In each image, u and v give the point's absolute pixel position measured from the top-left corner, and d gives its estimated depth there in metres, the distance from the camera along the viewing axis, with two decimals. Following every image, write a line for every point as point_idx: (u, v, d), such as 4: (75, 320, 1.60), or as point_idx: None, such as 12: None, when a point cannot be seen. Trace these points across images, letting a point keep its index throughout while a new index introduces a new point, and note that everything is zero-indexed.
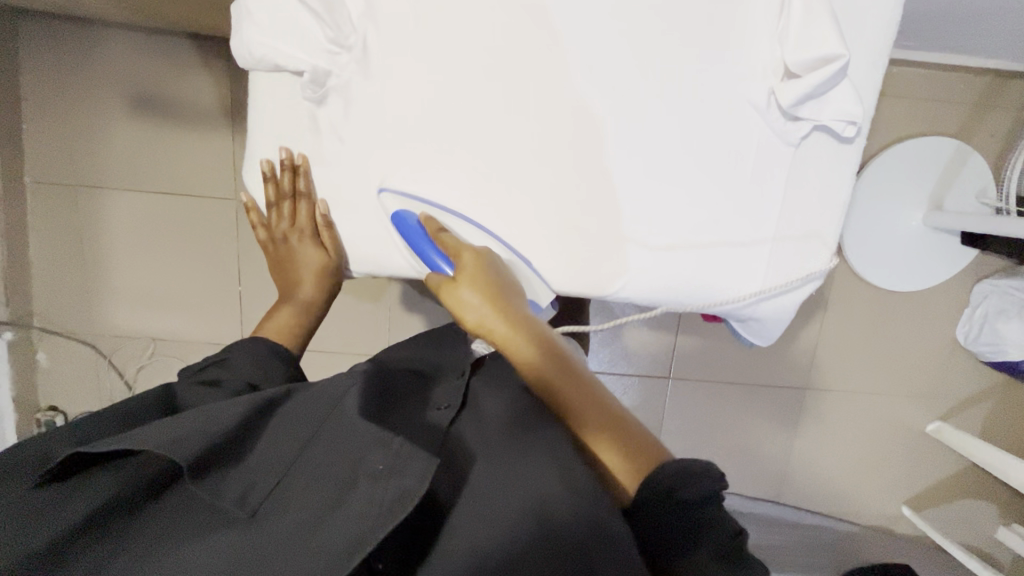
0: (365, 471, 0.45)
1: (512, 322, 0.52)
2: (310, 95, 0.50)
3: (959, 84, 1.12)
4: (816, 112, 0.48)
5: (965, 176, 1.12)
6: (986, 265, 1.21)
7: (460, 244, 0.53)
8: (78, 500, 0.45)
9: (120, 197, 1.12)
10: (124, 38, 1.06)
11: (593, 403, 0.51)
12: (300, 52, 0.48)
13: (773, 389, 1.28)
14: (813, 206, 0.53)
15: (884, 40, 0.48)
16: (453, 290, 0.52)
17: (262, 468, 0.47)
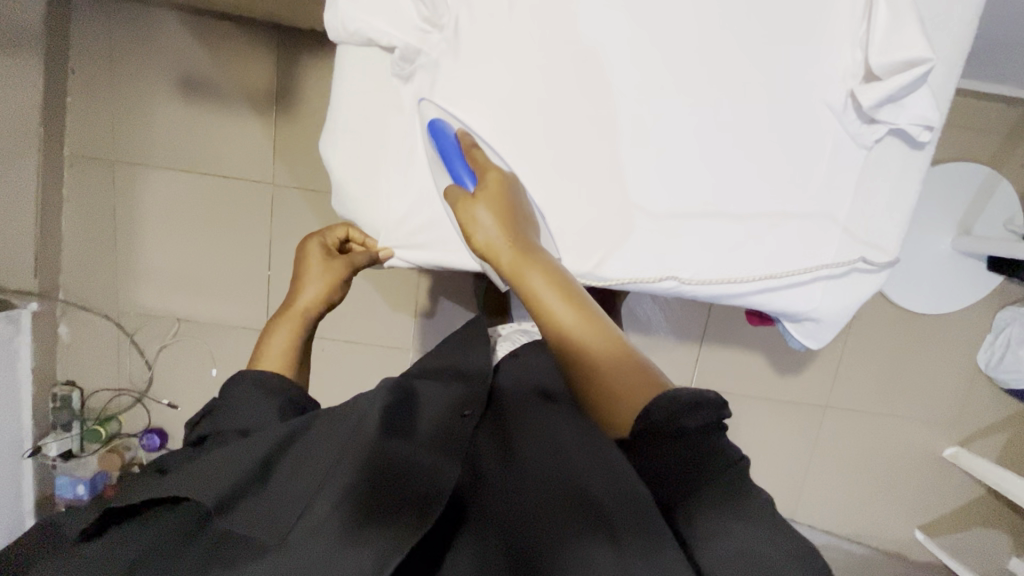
0: (392, 497, 0.43)
1: (524, 247, 0.48)
2: (398, 74, 0.51)
3: (993, 113, 1.14)
4: (893, 115, 0.49)
5: (994, 204, 1.14)
6: (1010, 293, 1.22)
7: (489, 163, 0.50)
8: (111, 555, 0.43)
9: (155, 175, 1.13)
10: (174, 19, 1.08)
11: (604, 327, 0.47)
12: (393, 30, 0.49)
13: (793, 406, 1.27)
14: (880, 207, 0.54)
15: (958, 51, 0.50)
16: (469, 208, 0.48)
17: (287, 498, 0.44)
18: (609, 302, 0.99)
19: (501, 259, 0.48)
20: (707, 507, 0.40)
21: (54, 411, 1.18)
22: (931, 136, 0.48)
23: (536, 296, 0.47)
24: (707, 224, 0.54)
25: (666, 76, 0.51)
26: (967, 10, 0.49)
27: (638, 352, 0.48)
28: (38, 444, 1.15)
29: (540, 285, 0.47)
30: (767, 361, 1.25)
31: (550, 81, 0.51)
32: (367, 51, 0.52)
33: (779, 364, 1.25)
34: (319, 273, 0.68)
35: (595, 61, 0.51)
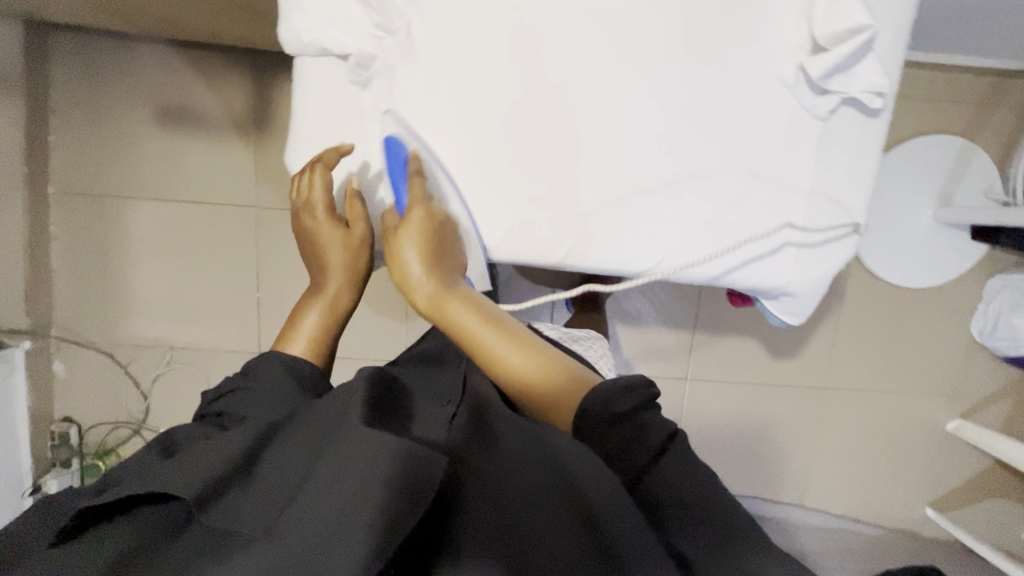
0: (375, 477, 0.39)
1: (446, 284, 0.55)
2: (356, 81, 0.52)
3: (964, 85, 1.14)
4: (843, 85, 0.50)
5: (972, 174, 1.14)
6: (996, 261, 1.22)
7: (422, 199, 0.54)
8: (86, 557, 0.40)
9: (139, 206, 1.14)
10: (149, 51, 1.10)
11: (520, 343, 0.53)
12: (345, 38, 0.50)
13: (791, 390, 1.27)
14: (842, 177, 0.55)
15: (902, 19, 0.51)
16: (399, 247, 0.55)
17: (273, 492, 0.42)
18: (597, 297, 1.00)
19: (423, 297, 0.56)
20: (689, 517, 0.39)
21: (53, 448, 1.18)
22: (882, 102, 0.49)
23: (460, 327, 0.54)
24: (673, 209, 0.55)
25: (618, 65, 0.52)
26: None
27: (560, 359, 0.53)
28: (38, 482, 1.15)
29: (464, 316, 0.54)
30: (760, 345, 1.25)
31: (506, 79, 0.52)
32: (322, 61, 0.52)
33: (774, 348, 1.25)
34: (335, 243, 0.60)
35: (548, 56, 0.52)
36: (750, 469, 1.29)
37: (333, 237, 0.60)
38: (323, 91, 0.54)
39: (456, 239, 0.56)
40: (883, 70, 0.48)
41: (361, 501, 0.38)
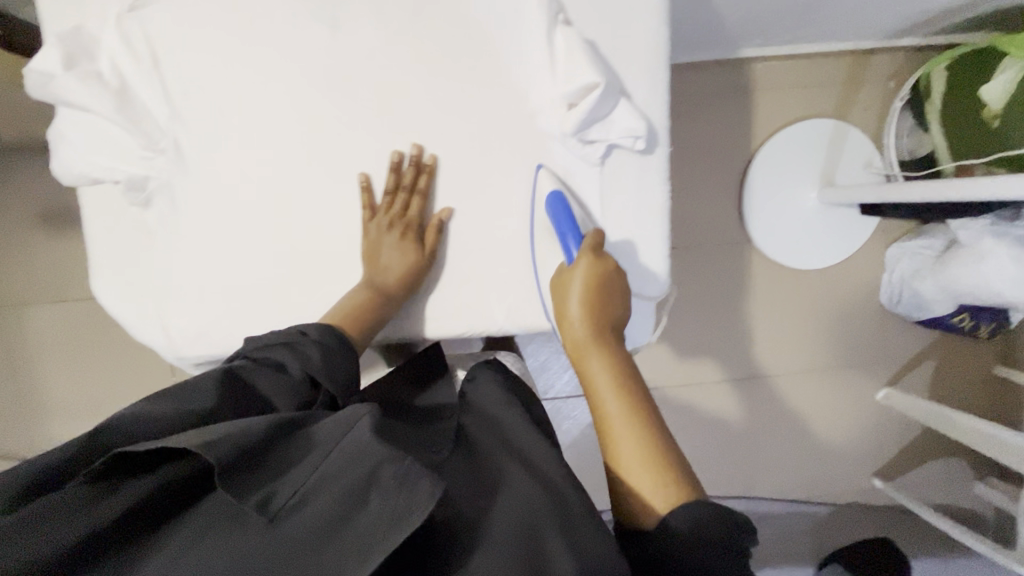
0: (374, 483, 0.41)
1: (598, 335, 0.53)
2: (133, 200, 0.57)
3: (828, 66, 1.18)
4: (603, 132, 0.57)
5: (850, 152, 1.18)
6: (892, 229, 1.25)
7: (596, 250, 0.56)
8: (115, 503, 0.40)
9: (41, 311, 1.14)
10: (27, 160, 1.11)
11: (644, 427, 0.49)
12: (113, 163, 0.56)
13: (721, 385, 1.28)
14: (634, 211, 0.60)
15: (643, 75, 0.58)
16: (565, 280, 0.55)
17: (295, 473, 0.42)
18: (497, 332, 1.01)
19: (573, 334, 0.54)
20: None
21: None
22: (638, 143, 0.56)
23: (589, 377, 0.52)
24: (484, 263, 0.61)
25: (394, 143, 0.58)
26: (639, 43, 0.58)
27: (685, 467, 0.48)
28: None
29: (598, 370, 0.51)
30: (683, 346, 1.26)
31: (302, 173, 0.58)
32: (99, 187, 0.58)
33: (697, 346, 1.26)
34: (402, 266, 0.59)
35: (338, 142, 0.58)
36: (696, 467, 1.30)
37: (409, 255, 0.59)
38: (108, 215, 0.59)
39: (616, 296, 0.56)
40: (629, 115, 0.55)
41: (365, 505, 0.40)
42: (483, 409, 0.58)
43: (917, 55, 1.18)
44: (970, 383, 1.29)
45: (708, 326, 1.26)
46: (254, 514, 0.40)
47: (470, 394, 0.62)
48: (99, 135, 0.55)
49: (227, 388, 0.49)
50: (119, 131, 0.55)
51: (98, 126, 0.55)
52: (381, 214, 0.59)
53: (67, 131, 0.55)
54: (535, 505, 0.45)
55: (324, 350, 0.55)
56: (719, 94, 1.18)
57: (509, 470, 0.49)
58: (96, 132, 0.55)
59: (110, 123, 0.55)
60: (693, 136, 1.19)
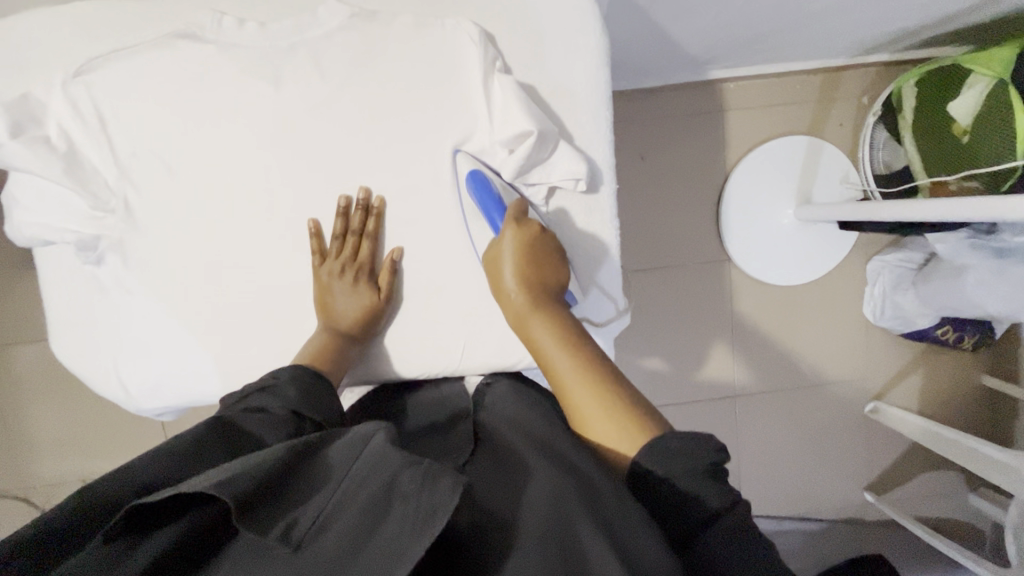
0: (397, 489, 0.38)
1: (534, 301, 0.56)
2: (86, 260, 0.58)
3: (799, 85, 1.18)
4: (543, 175, 0.59)
5: (825, 168, 1.19)
6: (873, 243, 1.25)
7: (519, 215, 0.57)
8: (128, 563, 0.35)
9: (28, 351, 1.15)
10: None
11: (590, 375, 0.52)
12: (65, 224, 0.56)
13: (705, 404, 1.27)
14: (579, 249, 0.63)
15: (583, 118, 0.60)
16: (495, 254, 0.58)
17: (318, 498, 0.40)
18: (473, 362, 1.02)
19: (512, 306, 0.57)
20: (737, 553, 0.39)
21: None
22: (577, 185, 0.58)
23: (537, 345, 0.55)
24: (437, 304, 0.62)
25: (347, 192, 0.59)
26: (578, 88, 0.60)
27: (638, 400, 0.50)
28: None
29: (542, 335, 0.55)
30: (667, 365, 1.26)
31: (254, 224, 0.59)
32: (53, 247, 0.59)
33: (680, 364, 1.26)
34: (359, 309, 0.60)
35: (292, 193, 0.59)
36: None
37: (364, 298, 0.60)
38: (65, 273, 0.60)
39: (547, 258, 0.58)
40: (567, 159, 0.57)
41: (388, 513, 0.37)
42: (505, 416, 0.55)
43: (887, 70, 1.18)
44: (958, 395, 1.28)
45: (691, 345, 1.26)
46: (279, 544, 0.37)
47: (486, 401, 0.59)
48: (53, 199, 0.56)
49: (225, 435, 0.48)
50: (72, 195, 0.56)
51: (51, 188, 0.56)
52: (331, 259, 0.60)
53: (21, 194, 0.56)
54: (566, 496, 0.40)
55: (300, 386, 0.54)
56: (693, 115, 1.19)
57: (530, 463, 0.45)
58: (51, 196, 0.56)
59: (60, 187, 0.55)
60: (667, 157, 1.20)
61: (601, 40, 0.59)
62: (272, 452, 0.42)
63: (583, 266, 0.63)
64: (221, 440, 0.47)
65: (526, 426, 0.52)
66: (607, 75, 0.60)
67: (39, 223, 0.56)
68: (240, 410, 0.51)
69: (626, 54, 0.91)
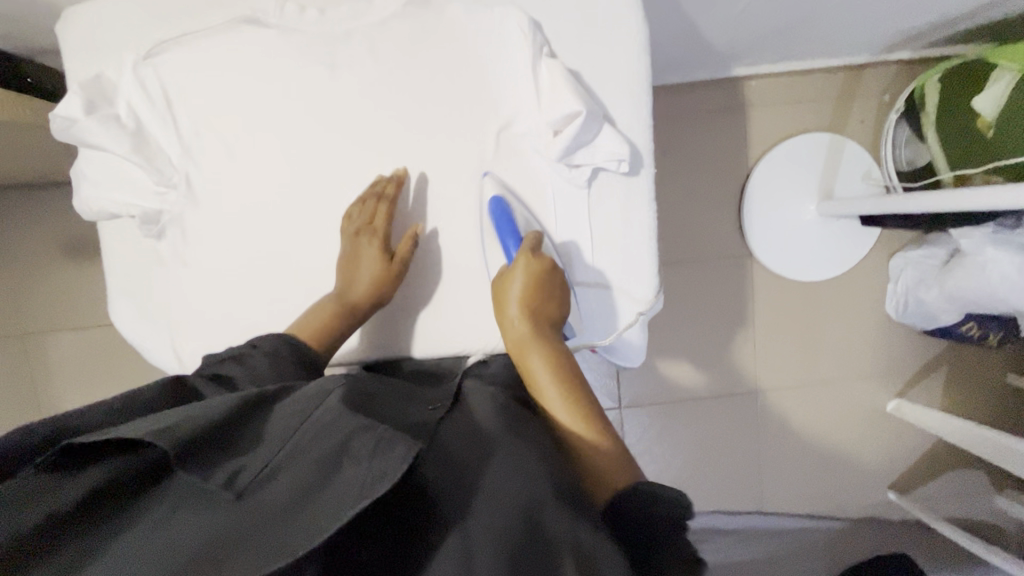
0: (347, 453, 0.41)
1: (535, 333, 0.58)
2: (148, 232, 0.61)
3: (821, 82, 1.20)
4: (588, 156, 0.61)
5: (847, 165, 1.20)
6: (895, 240, 1.26)
7: (529, 250, 0.60)
8: (66, 490, 0.39)
9: (63, 337, 1.18)
10: (48, 195, 1.15)
11: (584, 418, 0.53)
12: (130, 199, 0.59)
13: (726, 399, 1.28)
14: (620, 230, 0.64)
15: (623, 103, 0.62)
16: (505, 286, 0.60)
17: (265, 451, 0.43)
18: None
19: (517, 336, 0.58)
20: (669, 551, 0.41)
21: None
22: (622, 165, 0.59)
23: (531, 374, 0.56)
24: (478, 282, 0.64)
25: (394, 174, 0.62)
26: (619, 74, 0.62)
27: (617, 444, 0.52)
28: None
29: (539, 367, 0.56)
30: (688, 359, 1.27)
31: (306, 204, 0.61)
32: (117, 223, 0.63)
33: (701, 359, 1.27)
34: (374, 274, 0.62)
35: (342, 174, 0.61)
36: (705, 483, 1.29)
37: (375, 264, 0.61)
38: (126, 249, 0.63)
39: (554, 291, 0.60)
40: (611, 140, 0.59)
41: (337, 472, 0.40)
42: (481, 384, 0.58)
43: (910, 68, 1.19)
44: (983, 393, 1.27)
45: (713, 340, 1.26)
46: (221, 492, 0.40)
47: (473, 373, 0.61)
48: (116, 173, 0.59)
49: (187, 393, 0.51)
50: (135, 169, 0.59)
51: (118, 165, 0.59)
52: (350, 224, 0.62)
53: (90, 170, 0.60)
54: (511, 470, 0.44)
55: (271, 361, 0.55)
56: (715, 112, 1.20)
57: (487, 436, 0.48)
58: (113, 170, 0.59)
59: (126, 162, 0.59)
60: (690, 153, 1.21)
61: (642, 28, 0.61)
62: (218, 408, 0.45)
63: (623, 247, 0.65)
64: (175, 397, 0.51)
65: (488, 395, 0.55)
66: (646, 62, 0.62)
67: (106, 197, 0.60)
68: (209, 374, 0.54)
69: (654, 48, 0.93)
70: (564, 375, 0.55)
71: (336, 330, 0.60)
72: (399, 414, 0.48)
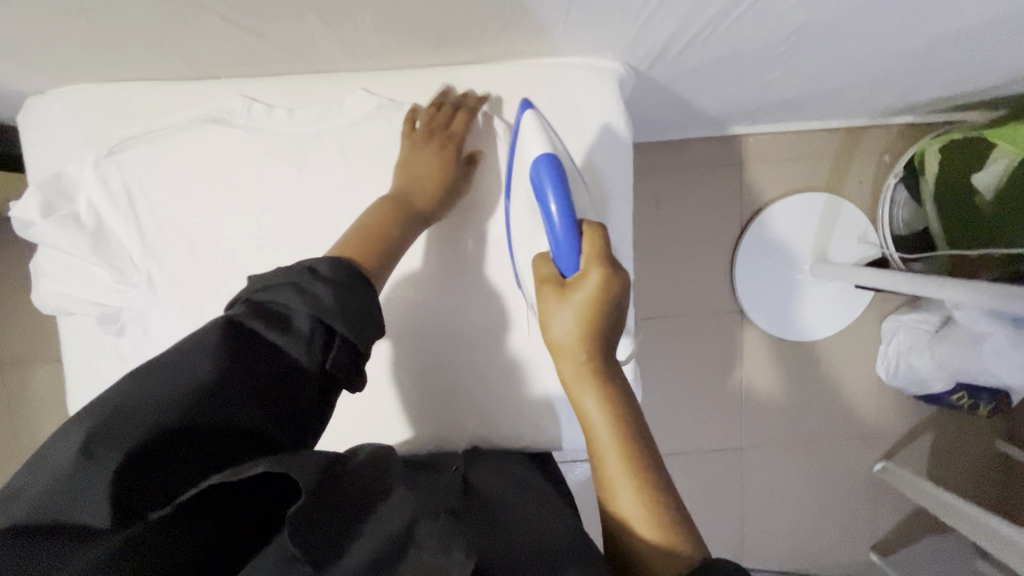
0: (414, 538, 0.40)
1: (591, 366, 0.51)
2: (110, 331, 0.59)
3: (819, 141, 1.18)
4: None
5: (842, 226, 1.17)
6: (888, 302, 1.24)
7: (591, 258, 0.52)
8: (195, 535, 0.38)
9: (41, 371, 1.17)
10: None
11: (640, 480, 0.48)
12: (93, 297, 0.59)
13: (710, 454, 1.26)
14: None
15: (610, 210, 0.61)
16: (559, 305, 0.52)
17: (343, 513, 0.40)
18: None
19: (566, 365, 0.53)
20: None
21: None
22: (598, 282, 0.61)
23: (583, 413, 0.51)
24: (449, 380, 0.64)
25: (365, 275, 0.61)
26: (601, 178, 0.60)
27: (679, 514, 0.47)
28: None
29: (593, 411, 0.51)
30: (672, 413, 1.25)
31: None
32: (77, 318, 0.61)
33: (685, 412, 1.25)
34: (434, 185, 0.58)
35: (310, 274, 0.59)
36: None
37: (438, 172, 0.58)
38: (86, 340, 0.62)
39: (617, 313, 0.53)
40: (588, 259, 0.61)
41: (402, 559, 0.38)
42: (493, 473, 0.60)
43: (910, 132, 1.17)
44: (969, 459, 1.26)
45: (699, 396, 1.25)
46: (309, 551, 0.37)
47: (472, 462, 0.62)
48: (76, 271, 0.59)
49: (240, 342, 0.45)
50: (96, 268, 0.58)
51: (78, 265, 0.59)
52: (430, 124, 0.58)
53: (51, 270, 0.59)
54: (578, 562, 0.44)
55: (332, 299, 0.47)
56: (710, 168, 1.18)
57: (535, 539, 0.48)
58: (74, 268, 0.59)
59: (87, 260, 0.58)
60: (683, 209, 1.19)
61: (624, 134, 0.60)
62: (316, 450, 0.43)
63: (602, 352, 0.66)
64: (231, 345, 0.44)
65: (508, 493, 0.56)
66: (626, 168, 0.61)
67: (69, 295, 0.59)
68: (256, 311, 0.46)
69: (647, 117, 0.92)
70: (620, 424, 0.50)
71: (383, 247, 0.54)
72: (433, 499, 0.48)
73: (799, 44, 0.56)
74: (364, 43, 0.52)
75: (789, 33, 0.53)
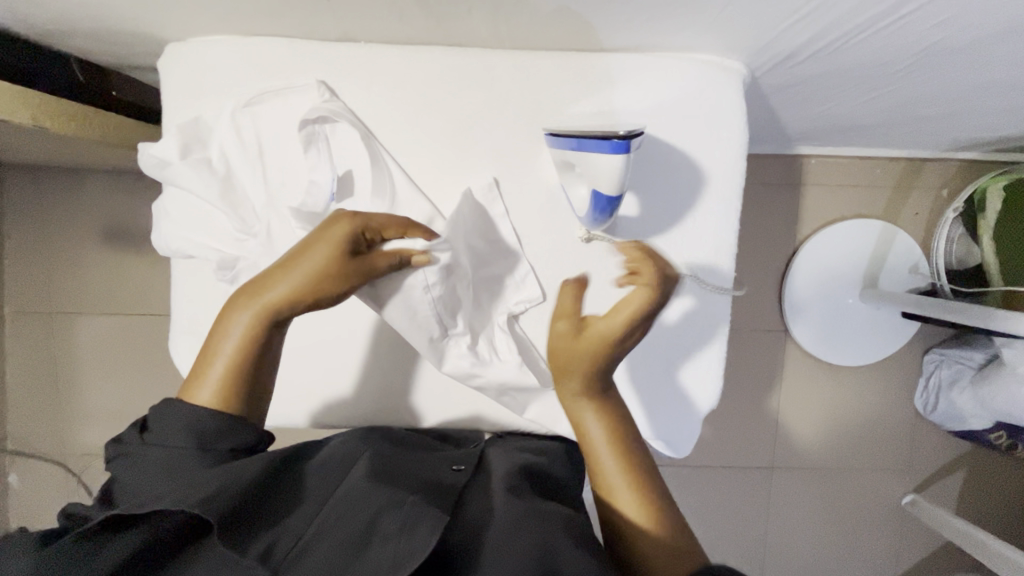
0: (377, 527, 0.44)
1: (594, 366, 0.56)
2: (223, 278, 0.62)
3: (877, 170, 1.19)
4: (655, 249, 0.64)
5: (895, 255, 1.18)
6: (931, 336, 1.25)
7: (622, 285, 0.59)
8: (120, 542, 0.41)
9: (90, 321, 1.17)
10: (95, 180, 1.14)
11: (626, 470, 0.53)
12: (212, 243, 0.62)
13: (739, 470, 1.26)
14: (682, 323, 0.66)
15: (713, 201, 0.64)
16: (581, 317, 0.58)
17: (287, 527, 0.45)
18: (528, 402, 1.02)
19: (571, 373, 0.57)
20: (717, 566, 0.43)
21: None
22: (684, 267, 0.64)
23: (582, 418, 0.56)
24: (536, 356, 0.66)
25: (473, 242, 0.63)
26: (715, 170, 0.63)
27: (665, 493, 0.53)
28: None
29: (592, 416, 0.56)
30: (706, 424, 1.26)
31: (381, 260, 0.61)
32: (190, 262, 0.64)
33: (719, 425, 1.25)
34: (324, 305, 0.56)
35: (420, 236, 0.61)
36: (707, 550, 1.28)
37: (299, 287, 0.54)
38: (195, 285, 0.64)
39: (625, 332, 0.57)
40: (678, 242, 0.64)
41: (368, 547, 0.42)
42: (509, 449, 0.64)
43: (970, 169, 1.19)
44: (999, 500, 1.25)
45: (734, 411, 1.25)
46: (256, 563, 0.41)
47: (498, 443, 0.67)
48: (197, 216, 0.62)
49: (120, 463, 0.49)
50: (221, 214, 0.62)
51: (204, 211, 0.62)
52: (313, 239, 0.55)
53: (178, 214, 0.63)
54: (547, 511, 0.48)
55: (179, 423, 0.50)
56: (767, 185, 1.20)
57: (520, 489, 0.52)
58: (198, 213, 0.62)
59: (214, 207, 0.62)
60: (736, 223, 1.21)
61: (743, 132, 0.63)
62: (252, 468, 0.48)
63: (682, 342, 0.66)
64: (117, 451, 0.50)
65: (518, 458, 0.61)
66: (740, 164, 0.64)
67: (189, 239, 0.62)
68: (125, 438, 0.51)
69: None
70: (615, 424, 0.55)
71: (240, 378, 0.53)
72: (420, 479, 0.53)
73: (919, 64, 0.57)
74: (505, 22, 0.54)
75: (917, 52, 0.53)
